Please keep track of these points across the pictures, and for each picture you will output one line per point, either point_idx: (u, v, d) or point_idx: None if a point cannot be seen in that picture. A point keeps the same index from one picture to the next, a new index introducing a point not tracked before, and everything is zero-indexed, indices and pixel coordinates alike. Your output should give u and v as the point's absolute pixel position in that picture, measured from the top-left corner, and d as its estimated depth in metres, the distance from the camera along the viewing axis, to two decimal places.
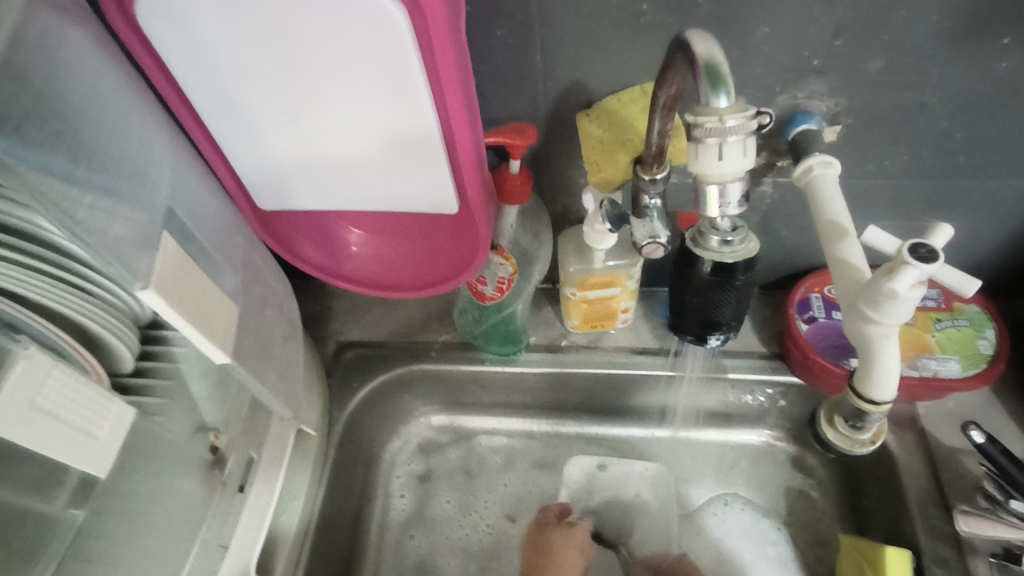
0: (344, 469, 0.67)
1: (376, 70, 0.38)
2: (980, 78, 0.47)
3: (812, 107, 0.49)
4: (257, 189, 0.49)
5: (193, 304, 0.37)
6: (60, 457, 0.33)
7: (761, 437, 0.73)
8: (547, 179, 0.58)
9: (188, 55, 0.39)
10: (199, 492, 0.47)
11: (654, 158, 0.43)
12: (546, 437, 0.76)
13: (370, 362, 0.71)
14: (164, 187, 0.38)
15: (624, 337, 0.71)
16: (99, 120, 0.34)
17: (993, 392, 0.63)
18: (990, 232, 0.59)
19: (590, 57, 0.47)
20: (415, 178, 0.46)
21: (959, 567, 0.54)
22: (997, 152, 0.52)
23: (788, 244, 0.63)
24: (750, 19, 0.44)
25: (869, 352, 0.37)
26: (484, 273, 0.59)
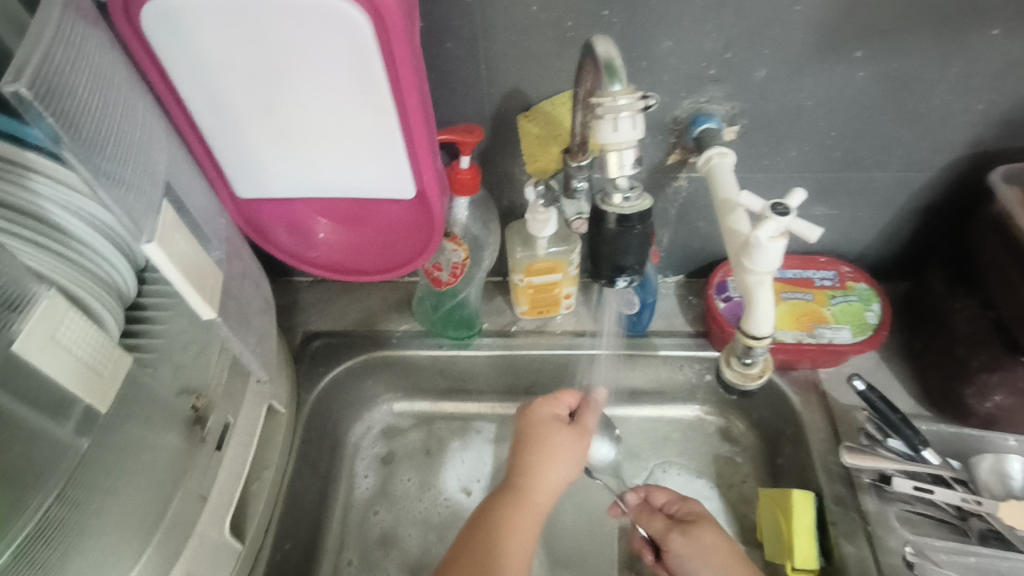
0: (311, 447, 0.72)
1: (344, 69, 0.46)
2: (844, 86, 0.57)
3: (712, 110, 0.59)
4: (237, 178, 0.56)
5: (189, 263, 0.44)
6: (71, 385, 0.40)
7: (692, 411, 0.81)
8: (494, 175, 0.66)
9: (183, 57, 0.46)
10: (182, 445, 0.52)
11: (579, 147, 0.52)
12: (500, 419, 0.83)
13: (334, 349, 0.77)
14: (161, 165, 0.45)
15: (567, 322, 0.78)
16: (114, 105, 0.41)
17: (882, 359, 0.73)
18: (869, 219, 0.70)
19: (526, 67, 0.56)
20: (377, 169, 0.54)
21: (853, 503, 0.63)
22: (865, 148, 0.63)
23: (705, 233, 0.73)
24: (655, 36, 0.54)
25: (749, 294, 0.47)
26: (440, 259, 0.67)
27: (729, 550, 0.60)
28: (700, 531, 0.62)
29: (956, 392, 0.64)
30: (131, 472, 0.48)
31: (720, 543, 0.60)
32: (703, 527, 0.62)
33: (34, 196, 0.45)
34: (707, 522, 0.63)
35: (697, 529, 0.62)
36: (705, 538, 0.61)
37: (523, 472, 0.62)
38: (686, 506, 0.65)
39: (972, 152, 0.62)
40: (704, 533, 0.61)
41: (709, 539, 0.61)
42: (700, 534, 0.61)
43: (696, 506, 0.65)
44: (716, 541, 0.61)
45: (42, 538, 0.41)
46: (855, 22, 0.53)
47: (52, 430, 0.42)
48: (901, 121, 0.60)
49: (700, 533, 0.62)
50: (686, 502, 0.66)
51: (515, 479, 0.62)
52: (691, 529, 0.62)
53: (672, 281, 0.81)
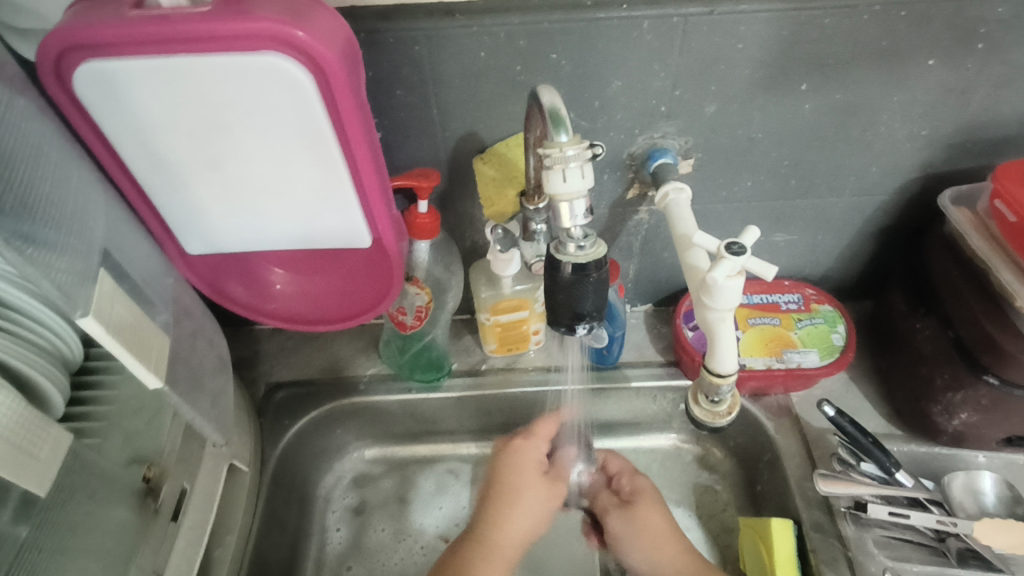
0: (278, 504, 0.69)
1: (288, 122, 0.45)
2: (793, 117, 0.58)
3: (667, 145, 0.59)
4: (185, 236, 0.53)
5: (129, 332, 0.42)
6: (6, 472, 0.37)
7: (668, 440, 0.81)
8: (454, 216, 0.65)
9: (122, 119, 0.44)
10: (134, 519, 0.50)
11: (534, 190, 0.51)
12: (476, 460, 0.81)
13: (300, 400, 0.74)
14: (98, 232, 0.43)
15: (538, 358, 0.78)
16: (42, 174, 0.40)
17: (851, 379, 0.74)
18: (828, 242, 0.71)
19: (478, 110, 0.55)
20: (332, 220, 0.52)
21: (832, 529, 0.62)
22: (819, 174, 0.63)
23: (670, 263, 0.73)
24: (605, 76, 0.54)
25: (711, 332, 0.47)
26: (403, 304, 0.66)
27: (665, 528, 0.64)
28: (637, 512, 0.65)
29: (925, 411, 0.64)
30: (78, 554, 0.46)
31: (655, 520, 0.64)
32: (641, 505, 0.66)
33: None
34: (647, 500, 0.66)
35: (636, 506, 0.66)
36: (643, 518, 0.65)
37: (490, 522, 0.61)
38: (632, 482, 0.68)
39: (921, 175, 0.64)
40: (643, 513, 0.65)
41: (643, 518, 0.65)
42: (636, 510, 0.65)
43: (643, 483, 0.68)
44: (649, 518, 0.65)
45: None
46: (799, 56, 0.54)
47: None
48: (851, 148, 0.61)
49: (638, 513, 0.65)
50: (634, 477, 0.69)
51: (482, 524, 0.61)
52: (629, 510, 0.66)
53: (641, 310, 0.81)
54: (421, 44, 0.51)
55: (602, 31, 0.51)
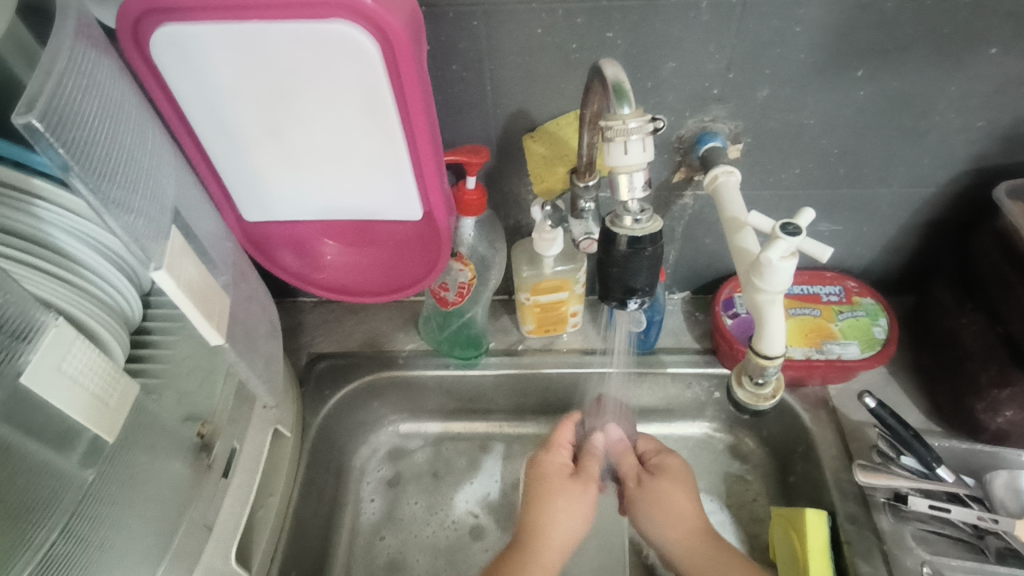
0: (316, 472, 0.71)
1: (352, 92, 0.46)
2: (847, 103, 0.58)
3: (717, 129, 0.59)
4: (243, 202, 0.55)
5: (197, 291, 0.45)
6: (81, 415, 0.40)
7: (701, 429, 0.80)
8: (500, 195, 0.66)
9: (195, 86, 0.46)
10: (187, 473, 0.52)
11: (586, 168, 0.52)
12: (508, 439, 0.82)
13: (340, 371, 0.76)
14: (169, 191, 0.45)
15: (574, 340, 0.78)
16: (126, 134, 0.42)
17: (891, 374, 0.73)
18: (874, 234, 0.70)
19: (531, 89, 0.56)
20: (386, 191, 0.54)
21: (867, 522, 0.62)
22: (868, 164, 0.63)
23: (712, 250, 0.73)
24: (660, 56, 0.54)
25: (760, 314, 0.47)
26: (446, 280, 0.67)
27: (683, 502, 0.63)
28: (658, 483, 0.64)
29: (968, 408, 0.64)
30: (138, 502, 0.47)
31: (677, 496, 0.63)
32: (664, 480, 0.64)
33: (38, 222, 0.46)
34: (675, 480, 0.64)
35: (659, 481, 0.64)
36: (661, 489, 0.63)
37: (531, 528, 0.61)
38: (659, 459, 0.66)
39: (975, 168, 0.63)
40: (664, 486, 0.63)
41: (661, 491, 0.63)
42: (657, 484, 0.64)
43: (671, 463, 0.66)
44: (671, 494, 0.63)
45: None
46: (856, 41, 0.53)
47: (57, 463, 0.41)
48: (905, 137, 0.60)
49: (659, 484, 0.64)
50: (663, 454, 0.67)
51: (525, 540, 0.60)
52: (649, 481, 0.64)
53: (678, 298, 0.81)
54: (479, 19, 0.51)
55: (659, 11, 0.51)
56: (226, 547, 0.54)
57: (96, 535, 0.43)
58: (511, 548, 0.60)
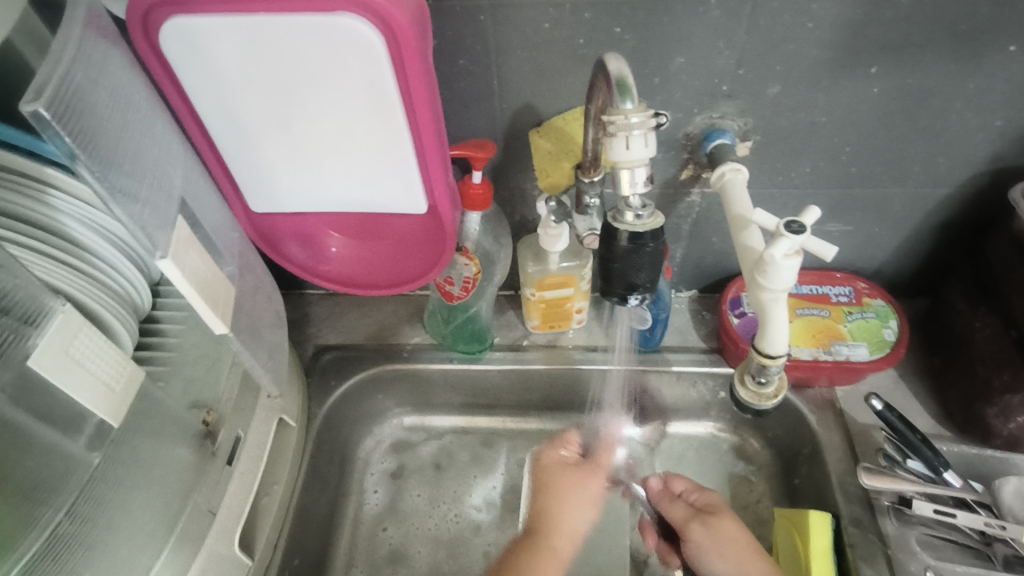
0: (320, 462, 0.72)
1: (357, 86, 0.46)
2: (859, 101, 0.57)
3: (725, 126, 0.59)
4: (251, 193, 0.56)
5: (201, 279, 0.45)
6: (86, 400, 0.40)
7: (706, 428, 0.79)
8: (506, 190, 0.66)
9: (203, 78, 0.46)
10: (192, 459, 0.53)
11: (591, 163, 0.52)
12: (512, 434, 0.82)
13: (346, 363, 0.77)
14: (177, 182, 0.46)
15: (579, 337, 0.78)
16: (134, 123, 0.42)
17: (900, 377, 0.72)
18: (885, 235, 0.69)
19: (538, 84, 0.56)
20: (392, 184, 0.54)
21: (872, 525, 0.61)
22: (881, 163, 0.62)
23: (719, 248, 0.72)
24: (668, 52, 0.54)
25: (764, 312, 0.47)
26: (451, 274, 0.67)
27: (748, 538, 0.61)
28: (719, 522, 0.62)
29: (978, 413, 0.63)
30: (143, 486, 0.48)
31: (738, 533, 0.61)
32: (723, 518, 0.62)
33: (51, 211, 0.47)
34: (726, 512, 0.63)
35: (717, 520, 0.62)
36: (727, 527, 0.61)
37: (540, 518, 0.62)
38: (703, 495, 0.65)
39: (991, 169, 0.62)
40: (724, 523, 0.62)
41: (727, 531, 0.61)
42: (718, 522, 0.62)
43: (714, 497, 0.65)
44: (733, 531, 0.61)
45: (48, 557, 0.41)
46: (869, 39, 0.52)
47: (64, 445, 0.42)
48: (919, 136, 0.59)
49: (720, 523, 0.62)
50: (703, 491, 0.66)
51: (534, 527, 0.62)
52: (711, 521, 0.62)
53: (685, 296, 0.80)
54: (486, 14, 0.51)
55: (669, 7, 0.51)
56: (229, 533, 0.55)
57: (101, 516, 0.44)
58: (522, 537, 0.61)
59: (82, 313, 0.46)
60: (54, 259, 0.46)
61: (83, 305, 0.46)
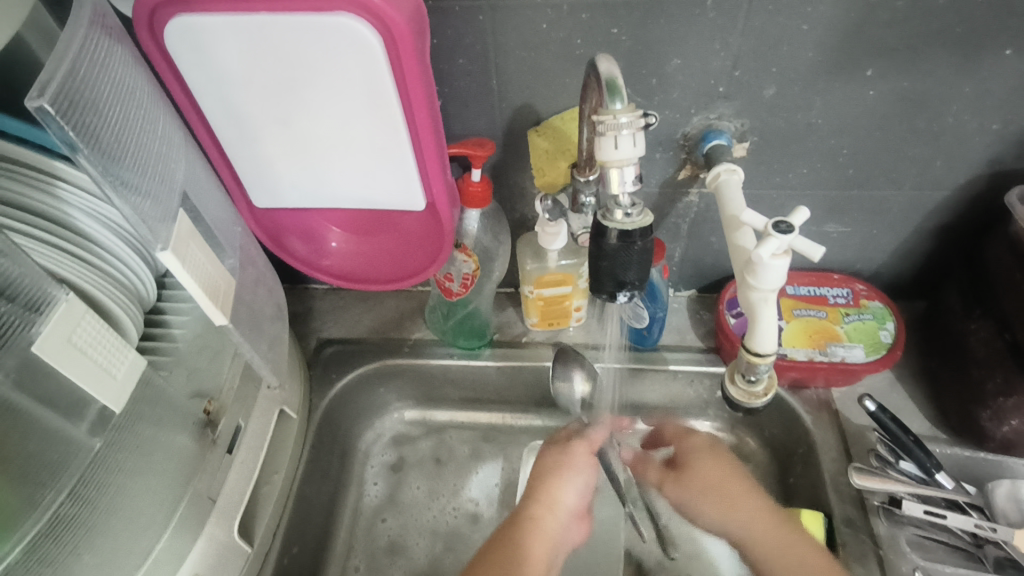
0: (321, 454, 0.73)
1: (356, 84, 0.47)
2: (856, 103, 0.57)
3: (722, 127, 0.59)
4: (253, 188, 0.57)
5: (201, 272, 0.46)
6: (87, 387, 0.41)
7: (703, 427, 0.80)
8: (506, 188, 0.67)
9: (206, 75, 0.48)
10: (194, 447, 0.54)
11: (586, 162, 0.52)
12: (510, 428, 0.83)
13: (347, 357, 0.78)
14: (180, 176, 0.47)
15: (577, 334, 0.79)
16: (138, 118, 0.43)
17: (897, 379, 0.72)
18: (884, 237, 0.70)
19: (537, 84, 0.57)
20: (391, 181, 0.55)
21: (864, 526, 0.62)
22: (879, 165, 0.62)
23: (718, 249, 0.73)
24: (664, 52, 0.54)
25: (752, 312, 0.47)
26: (451, 270, 0.68)
27: (729, 481, 0.63)
28: (693, 472, 0.65)
29: (973, 416, 0.63)
30: (143, 472, 0.49)
31: (715, 479, 0.64)
32: (700, 463, 0.65)
33: (59, 203, 0.48)
34: (700, 457, 0.66)
35: (696, 468, 0.65)
36: (708, 474, 0.64)
37: (530, 496, 0.62)
38: (685, 442, 0.68)
39: (990, 172, 0.62)
40: (701, 469, 0.65)
41: (706, 475, 0.64)
42: (696, 472, 0.65)
43: (692, 441, 0.67)
44: (709, 476, 0.64)
45: (50, 537, 0.42)
46: (865, 40, 0.53)
47: (67, 431, 0.43)
48: (916, 139, 0.60)
49: (697, 471, 0.65)
50: (685, 436, 0.68)
51: (518, 509, 0.61)
52: (687, 472, 0.66)
53: (684, 295, 0.81)
54: (485, 14, 0.52)
55: (665, 8, 0.51)
56: (228, 521, 0.56)
57: (102, 500, 0.45)
58: (511, 520, 0.61)
59: (88, 302, 0.47)
60: (61, 249, 0.48)
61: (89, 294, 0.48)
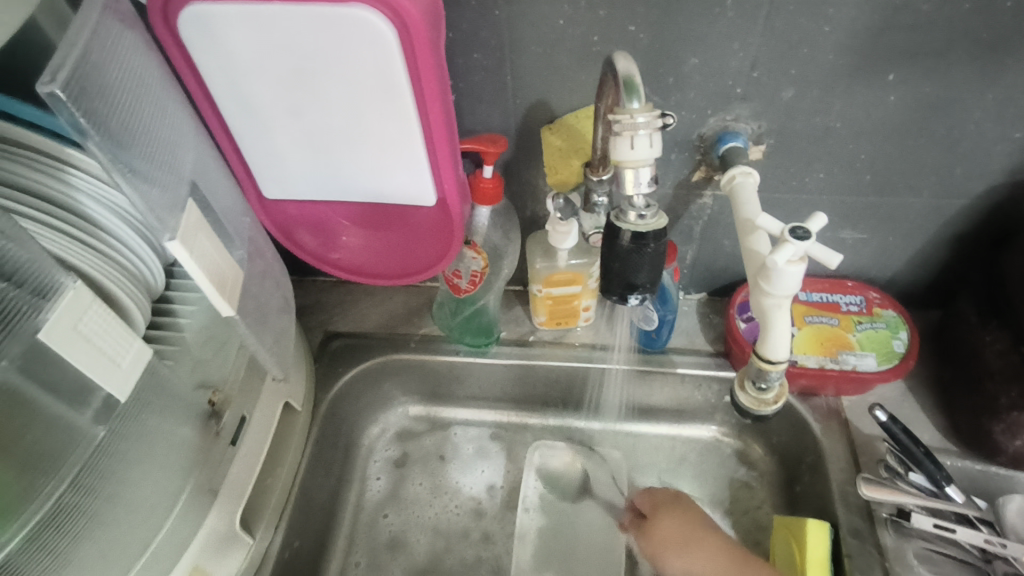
0: (324, 448, 0.73)
1: (367, 77, 0.47)
2: (877, 107, 0.56)
3: (738, 129, 0.58)
4: (263, 179, 0.57)
5: (209, 262, 0.46)
6: (92, 375, 0.41)
7: (709, 431, 0.80)
8: (518, 185, 0.66)
9: (219, 64, 0.47)
10: (199, 436, 0.54)
11: (600, 162, 0.52)
12: (515, 427, 0.82)
13: (354, 350, 0.78)
14: (190, 165, 0.47)
15: (585, 334, 0.78)
16: (149, 106, 0.43)
17: (909, 389, 0.71)
18: (898, 244, 0.68)
19: (552, 82, 0.56)
20: (401, 175, 0.54)
21: (871, 537, 0.61)
22: (898, 171, 0.61)
23: (730, 252, 0.72)
24: (682, 51, 0.53)
25: (765, 318, 0.47)
26: (459, 267, 0.67)
27: (685, 530, 0.63)
28: (653, 525, 0.65)
29: (985, 428, 0.62)
30: (147, 461, 0.49)
31: (669, 529, 0.64)
32: (657, 518, 0.66)
33: (69, 189, 0.48)
34: (660, 511, 0.66)
35: (653, 522, 0.65)
36: (657, 523, 0.65)
37: None
38: (651, 500, 0.68)
39: (1009, 181, 0.60)
40: (656, 524, 0.65)
41: (663, 529, 0.64)
42: (653, 527, 0.65)
43: (659, 497, 0.68)
44: (665, 526, 0.64)
45: (53, 524, 0.42)
46: (888, 44, 0.52)
47: (69, 417, 0.42)
48: (936, 146, 0.58)
49: (655, 525, 0.65)
50: (651, 495, 0.68)
51: None
52: (646, 527, 0.66)
53: (694, 298, 0.80)
54: (500, 8, 0.52)
55: (683, 7, 0.50)
56: (230, 512, 0.56)
57: (104, 487, 0.45)
58: None
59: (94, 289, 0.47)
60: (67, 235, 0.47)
61: (97, 282, 0.48)
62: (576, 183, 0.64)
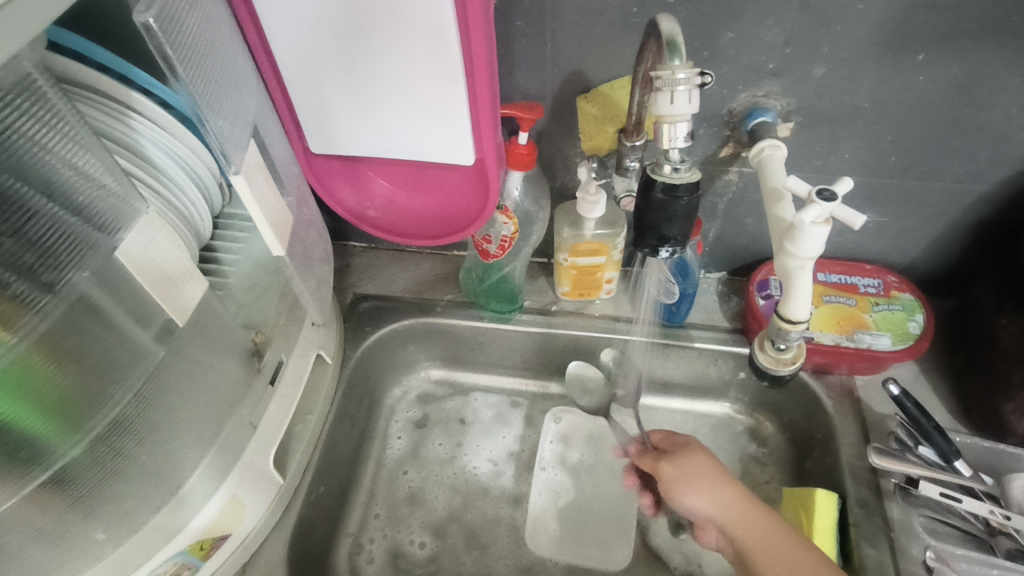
0: (351, 403, 0.76)
1: (420, 32, 0.49)
2: (904, 88, 0.58)
3: (768, 105, 0.60)
4: (311, 134, 0.60)
5: (264, 200, 0.49)
6: (155, 296, 0.44)
7: (722, 408, 0.82)
8: (550, 155, 0.69)
9: (280, 15, 0.50)
10: (242, 372, 0.57)
11: (634, 128, 0.56)
12: (532, 395, 0.85)
13: (382, 311, 0.81)
14: (250, 109, 0.50)
15: (607, 307, 0.80)
16: (221, 49, 0.46)
17: (921, 372, 0.73)
18: (917, 229, 0.70)
19: (590, 52, 0.59)
20: (441, 134, 0.57)
21: (877, 508, 0.63)
22: (922, 154, 0.63)
23: (752, 231, 0.74)
24: (718, 25, 0.55)
25: (788, 279, 0.49)
26: (490, 231, 0.70)
27: (716, 466, 0.61)
28: (681, 455, 0.63)
29: (995, 408, 0.64)
30: (197, 389, 0.52)
31: (700, 459, 0.62)
32: (686, 451, 0.63)
33: (130, 130, 0.49)
34: (690, 446, 0.64)
35: (681, 453, 0.63)
36: (688, 454, 0.63)
37: None
38: (673, 440, 0.67)
39: None
40: (685, 455, 0.63)
41: (693, 460, 0.62)
42: (679, 458, 0.63)
43: (683, 437, 0.66)
44: (695, 457, 0.62)
45: (114, 436, 0.46)
46: (918, 25, 0.54)
47: (133, 334, 0.45)
48: (961, 129, 0.60)
49: (683, 456, 0.63)
50: (673, 437, 0.68)
51: None
52: (675, 457, 0.63)
53: (714, 277, 0.82)
54: None
55: None
56: (265, 450, 0.59)
57: (162, 404, 0.49)
58: None
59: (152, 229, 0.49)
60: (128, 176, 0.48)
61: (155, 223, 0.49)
62: (608, 151, 0.66)
